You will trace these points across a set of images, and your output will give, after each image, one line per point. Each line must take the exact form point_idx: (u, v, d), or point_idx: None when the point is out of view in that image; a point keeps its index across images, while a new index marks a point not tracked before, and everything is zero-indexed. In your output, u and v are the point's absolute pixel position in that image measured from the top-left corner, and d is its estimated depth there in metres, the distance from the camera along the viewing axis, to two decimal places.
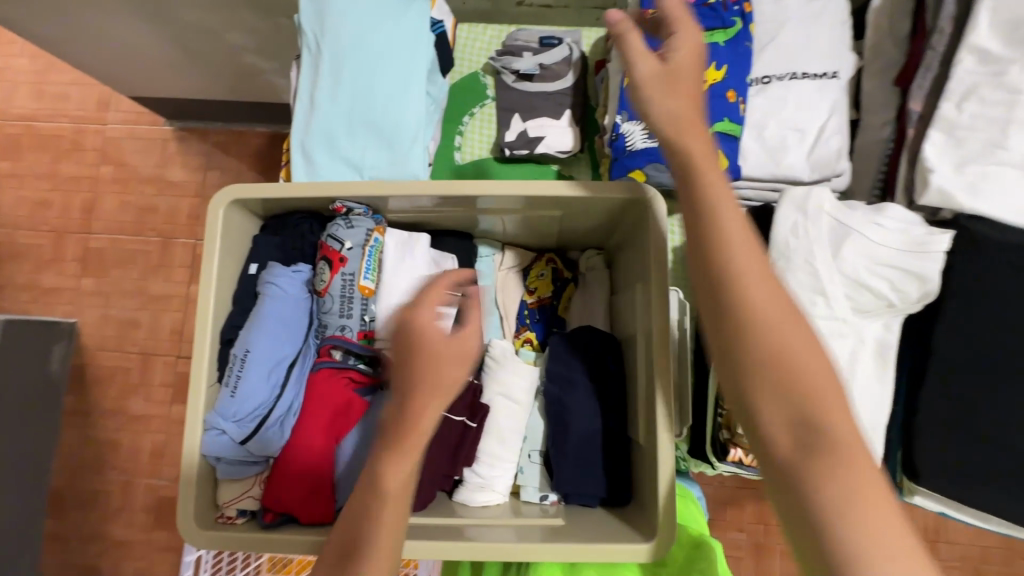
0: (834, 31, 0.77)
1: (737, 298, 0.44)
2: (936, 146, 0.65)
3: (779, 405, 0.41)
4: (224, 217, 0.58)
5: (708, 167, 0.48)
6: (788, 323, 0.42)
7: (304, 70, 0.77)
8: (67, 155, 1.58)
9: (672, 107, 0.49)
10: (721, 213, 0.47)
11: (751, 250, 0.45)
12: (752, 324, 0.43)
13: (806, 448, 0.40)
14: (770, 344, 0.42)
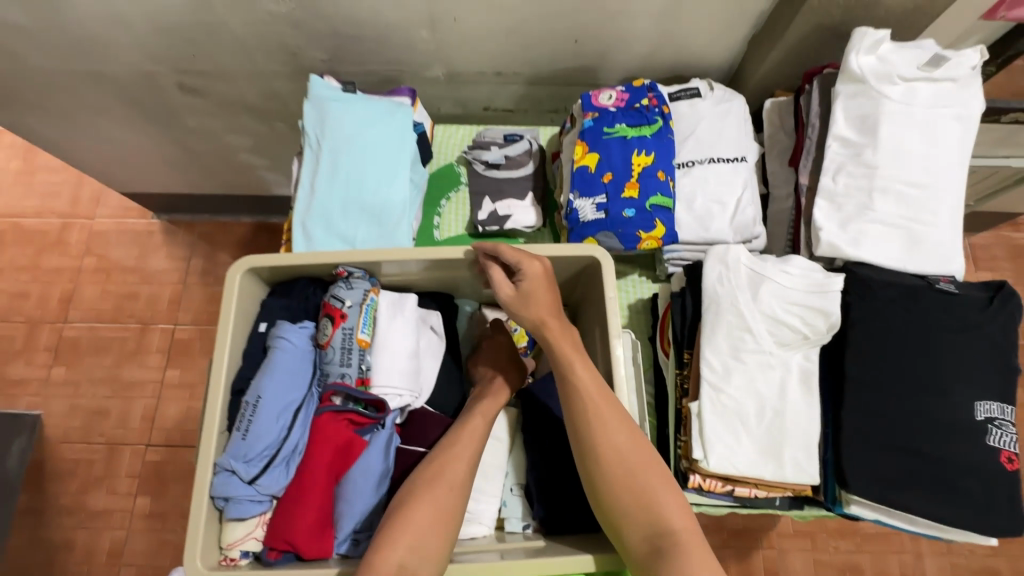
0: (738, 126, 0.97)
1: (589, 437, 0.61)
2: (823, 210, 0.82)
3: (625, 494, 0.59)
4: (240, 283, 0.68)
5: (570, 355, 0.64)
6: (629, 453, 0.60)
7: (306, 163, 0.91)
8: (51, 250, 1.82)
9: (536, 317, 0.66)
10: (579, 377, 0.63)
11: (606, 402, 0.62)
12: (600, 434, 0.61)
13: (650, 517, 0.58)
14: (617, 472, 0.59)
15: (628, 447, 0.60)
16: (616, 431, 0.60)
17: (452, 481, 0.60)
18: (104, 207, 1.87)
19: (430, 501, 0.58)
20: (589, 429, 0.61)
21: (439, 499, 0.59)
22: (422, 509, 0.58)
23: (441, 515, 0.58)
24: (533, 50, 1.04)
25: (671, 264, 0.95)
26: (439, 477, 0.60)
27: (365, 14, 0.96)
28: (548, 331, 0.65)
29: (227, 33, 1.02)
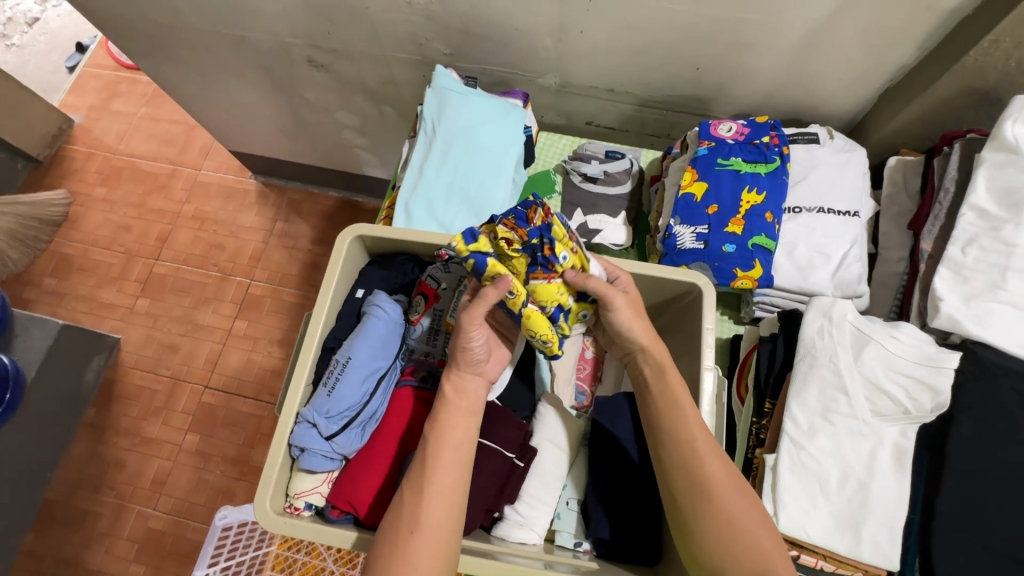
0: (857, 179, 0.92)
1: (689, 471, 0.61)
2: (945, 281, 0.76)
3: (718, 533, 0.58)
4: (347, 248, 0.71)
5: (682, 393, 0.64)
6: (731, 494, 0.60)
7: (418, 146, 0.94)
8: (159, 192, 1.98)
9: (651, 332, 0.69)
10: (680, 412, 0.64)
11: (707, 438, 0.62)
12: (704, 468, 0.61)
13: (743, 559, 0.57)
14: (719, 505, 0.59)
15: (732, 487, 0.60)
16: (719, 470, 0.61)
17: (452, 467, 0.57)
18: (211, 161, 2.02)
19: (435, 490, 0.55)
20: (694, 462, 0.61)
21: (440, 485, 0.56)
22: (428, 497, 0.55)
23: (452, 500, 0.56)
24: (651, 72, 1.04)
25: (759, 307, 0.92)
26: (436, 471, 0.56)
27: (497, 16, 0.99)
28: (659, 351, 0.67)
29: (364, 17, 1.08)
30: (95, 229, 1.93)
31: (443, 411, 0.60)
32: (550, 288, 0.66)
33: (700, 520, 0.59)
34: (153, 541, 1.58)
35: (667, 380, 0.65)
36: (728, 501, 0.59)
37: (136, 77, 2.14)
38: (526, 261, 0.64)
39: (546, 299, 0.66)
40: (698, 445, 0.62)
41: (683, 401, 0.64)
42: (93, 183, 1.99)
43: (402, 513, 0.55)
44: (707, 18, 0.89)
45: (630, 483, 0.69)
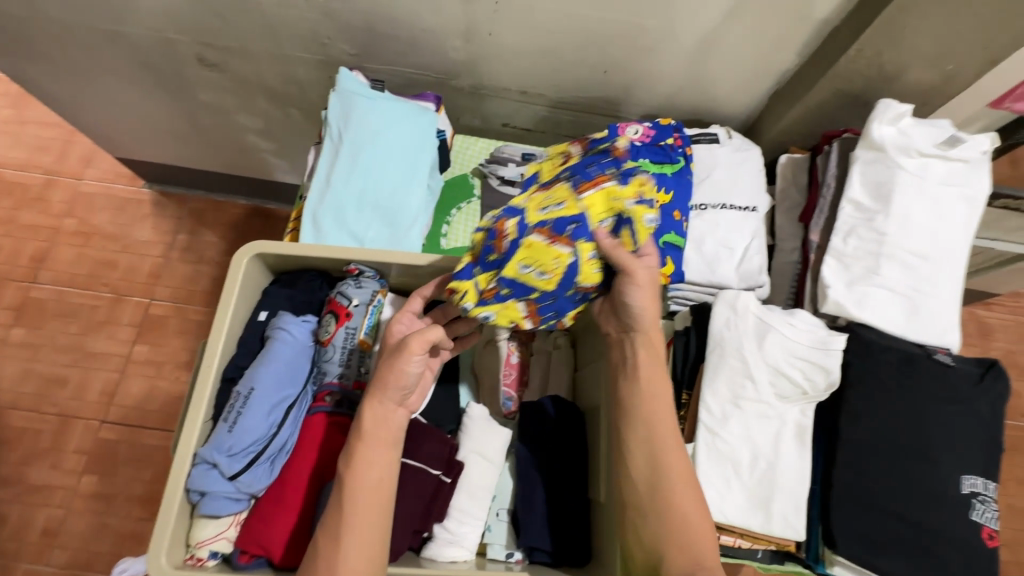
0: (755, 176, 0.99)
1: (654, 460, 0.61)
2: (831, 269, 0.83)
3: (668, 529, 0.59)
4: (245, 267, 0.65)
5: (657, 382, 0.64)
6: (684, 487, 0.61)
7: (324, 153, 0.89)
8: (32, 205, 1.75)
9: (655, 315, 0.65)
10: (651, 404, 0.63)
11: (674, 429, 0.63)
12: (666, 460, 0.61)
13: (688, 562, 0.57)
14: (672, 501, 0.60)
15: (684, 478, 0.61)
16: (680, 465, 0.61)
17: (369, 506, 0.55)
18: (94, 168, 1.81)
19: (352, 534, 0.53)
20: (657, 453, 0.62)
21: (358, 528, 0.53)
22: (344, 542, 0.53)
23: (372, 541, 0.54)
24: (561, 74, 1.05)
25: (674, 301, 0.96)
26: (355, 514, 0.54)
27: (401, 15, 0.96)
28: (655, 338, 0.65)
29: (258, 13, 1.00)
30: None
31: (358, 449, 0.56)
32: (603, 194, 0.60)
33: (650, 513, 0.60)
34: None
35: (658, 365, 0.65)
36: (681, 497, 0.60)
37: None
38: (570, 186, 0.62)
39: (602, 211, 0.61)
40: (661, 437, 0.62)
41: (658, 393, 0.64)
42: None
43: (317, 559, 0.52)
44: (609, 22, 0.91)
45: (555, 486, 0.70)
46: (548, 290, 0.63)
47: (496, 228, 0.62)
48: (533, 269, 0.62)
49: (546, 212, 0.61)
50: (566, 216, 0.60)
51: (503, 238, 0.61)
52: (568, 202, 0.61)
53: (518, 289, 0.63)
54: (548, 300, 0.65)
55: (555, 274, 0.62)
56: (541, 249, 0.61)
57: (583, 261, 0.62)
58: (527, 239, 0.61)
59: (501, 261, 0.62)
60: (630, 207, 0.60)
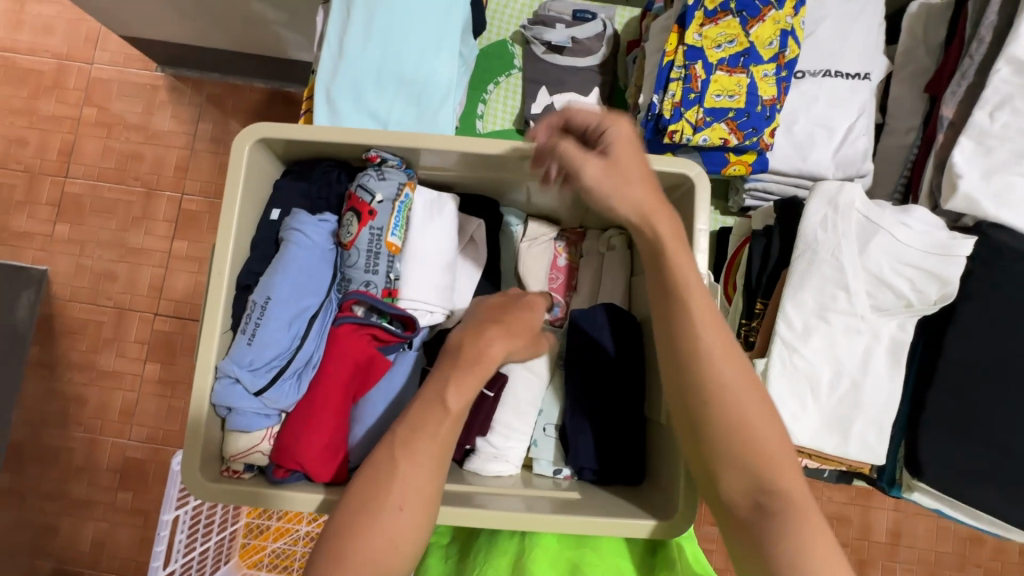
0: (871, 32, 0.78)
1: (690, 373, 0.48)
2: (965, 153, 0.66)
3: (734, 471, 0.46)
4: (251, 157, 0.55)
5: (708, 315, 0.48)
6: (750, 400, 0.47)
7: (333, 14, 0.73)
8: (49, 94, 1.66)
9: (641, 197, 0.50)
10: (724, 367, 0.47)
11: (716, 331, 0.48)
12: (711, 381, 0.47)
13: (766, 517, 0.44)
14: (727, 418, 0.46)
15: (747, 390, 0.47)
16: (774, 438, 0.46)
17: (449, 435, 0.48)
18: (103, 50, 1.67)
19: (417, 458, 0.45)
20: (692, 363, 0.48)
21: (424, 454, 0.45)
22: (405, 466, 0.45)
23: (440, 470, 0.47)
24: None
25: (750, 196, 0.81)
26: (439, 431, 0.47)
27: None
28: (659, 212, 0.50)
29: None
30: None
31: (461, 371, 0.49)
32: (767, 23, 0.72)
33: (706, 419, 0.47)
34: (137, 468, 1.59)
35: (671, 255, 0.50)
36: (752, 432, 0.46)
37: None
38: (736, 22, 0.72)
39: (768, 39, 0.72)
40: (744, 405, 0.47)
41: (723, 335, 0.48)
42: None
43: (374, 485, 0.44)
44: None
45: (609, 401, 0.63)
46: (741, 110, 0.72)
47: (686, 54, 0.72)
48: (724, 96, 0.72)
49: (721, 49, 0.72)
50: (739, 50, 0.72)
51: (696, 79, 0.72)
52: (737, 38, 0.72)
53: (714, 115, 0.72)
54: (744, 119, 0.72)
55: (742, 96, 0.72)
56: (728, 72, 0.72)
57: (759, 81, 0.72)
58: (712, 74, 0.72)
59: (701, 96, 0.72)
60: (791, 23, 0.72)
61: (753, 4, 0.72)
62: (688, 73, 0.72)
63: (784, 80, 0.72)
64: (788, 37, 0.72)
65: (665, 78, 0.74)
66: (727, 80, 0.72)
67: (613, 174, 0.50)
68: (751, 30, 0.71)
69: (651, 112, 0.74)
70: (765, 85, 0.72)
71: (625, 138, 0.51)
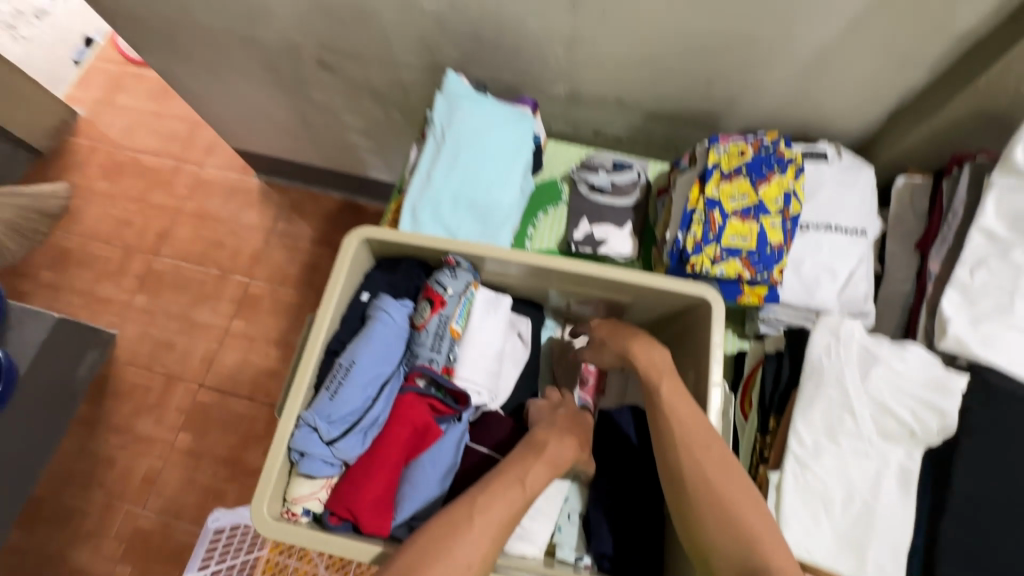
0: (864, 197, 0.93)
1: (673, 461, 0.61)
2: (953, 302, 0.76)
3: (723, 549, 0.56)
4: (355, 250, 0.70)
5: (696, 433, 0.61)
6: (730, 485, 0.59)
7: (426, 151, 0.94)
8: (161, 188, 1.97)
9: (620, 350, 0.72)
10: (706, 461, 0.60)
11: (699, 428, 0.62)
12: (697, 470, 0.60)
13: None
14: (708, 500, 0.58)
15: (728, 478, 0.59)
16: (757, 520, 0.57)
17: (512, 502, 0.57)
18: (214, 158, 2.01)
19: (490, 520, 0.55)
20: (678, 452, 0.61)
21: (496, 519, 0.55)
22: (480, 525, 0.54)
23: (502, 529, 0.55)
24: (662, 85, 1.03)
25: (763, 323, 0.91)
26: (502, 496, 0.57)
27: (510, 23, 0.98)
28: (636, 345, 0.70)
29: (375, 19, 1.07)
30: (94, 223, 1.93)
31: (543, 461, 0.62)
32: (773, 184, 0.88)
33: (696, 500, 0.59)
34: (142, 541, 1.57)
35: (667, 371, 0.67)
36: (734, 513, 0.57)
37: (142, 73, 2.13)
38: (747, 182, 0.88)
39: (774, 196, 0.88)
40: (728, 491, 0.58)
41: (713, 448, 0.61)
42: (95, 176, 1.98)
43: (446, 536, 0.53)
44: (722, 31, 0.89)
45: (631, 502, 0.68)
46: (753, 250, 0.86)
47: (706, 203, 0.87)
48: (738, 237, 0.86)
49: (735, 201, 0.88)
50: (750, 203, 0.87)
51: (714, 222, 0.86)
52: (748, 194, 0.88)
53: (730, 253, 0.86)
54: (755, 257, 0.85)
55: (753, 239, 0.86)
56: (741, 220, 0.87)
57: (768, 228, 0.86)
58: (728, 219, 0.87)
59: (719, 236, 0.86)
60: (792, 186, 0.88)
61: (761, 169, 0.89)
62: (708, 216, 0.87)
63: (789, 230, 0.87)
64: (790, 197, 0.88)
65: (689, 220, 0.89)
66: (740, 226, 0.86)
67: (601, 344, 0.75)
68: (759, 189, 0.87)
69: (676, 245, 0.89)
70: (773, 232, 0.86)
71: (599, 323, 0.76)
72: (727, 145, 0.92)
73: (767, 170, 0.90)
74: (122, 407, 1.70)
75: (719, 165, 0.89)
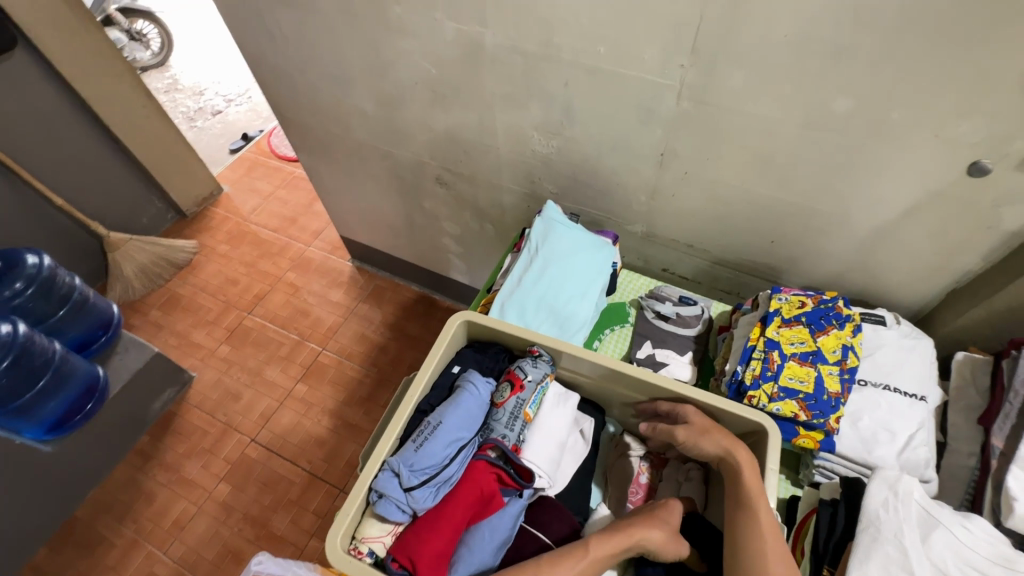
0: (926, 364, 0.96)
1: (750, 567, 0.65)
2: (1020, 481, 0.76)
3: None
4: (455, 328, 0.83)
5: (773, 543, 0.66)
6: None
7: (520, 260, 1.10)
8: (271, 257, 2.27)
9: (725, 448, 0.73)
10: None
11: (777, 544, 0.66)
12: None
13: None
14: None
15: None
16: None
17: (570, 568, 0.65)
18: (321, 240, 2.32)
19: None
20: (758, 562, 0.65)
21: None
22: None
23: None
24: (729, 238, 1.18)
25: (818, 471, 0.93)
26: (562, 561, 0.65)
27: (604, 171, 1.19)
28: (740, 452, 0.73)
29: (492, 155, 1.32)
30: (207, 277, 2.21)
31: (605, 535, 0.68)
32: (832, 336, 0.95)
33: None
34: None
35: (751, 485, 0.70)
36: None
37: (283, 167, 2.57)
38: (807, 330, 0.96)
39: (833, 347, 0.95)
40: None
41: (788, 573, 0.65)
42: (220, 239, 2.31)
43: None
44: (786, 202, 1.04)
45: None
46: (810, 393, 0.91)
47: (766, 342, 0.95)
48: (796, 380, 0.92)
49: (794, 345, 0.95)
50: (808, 349, 0.94)
51: (774, 361, 0.93)
52: (808, 341, 0.95)
53: (787, 393, 0.91)
54: (812, 401, 0.90)
55: (811, 383, 0.91)
56: (800, 364, 0.93)
57: (826, 376, 0.92)
58: (787, 361, 0.93)
59: (776, 374, 0.92)
60: (849, 341, 0.95)
61: (820, 321, 0.97)
62: (767, 355, 0.94)
63: (847, 381, 0.92)
64: (848, 350, 0.94)
65: (749, 357, 0.96)
66: (799, 369, 0.93)
67: (702, 433, 0.76)
68: (818, 338, 0.94)
69: (735, 377, 0.95)
70: (831, 381, 0.92)
71: (696, 411, 0.78)
72: (789, 296, 1.01)
73: (826, 323, 0.98)
74: (177, 446, 1.80)
75: (780, 311, 0.98)
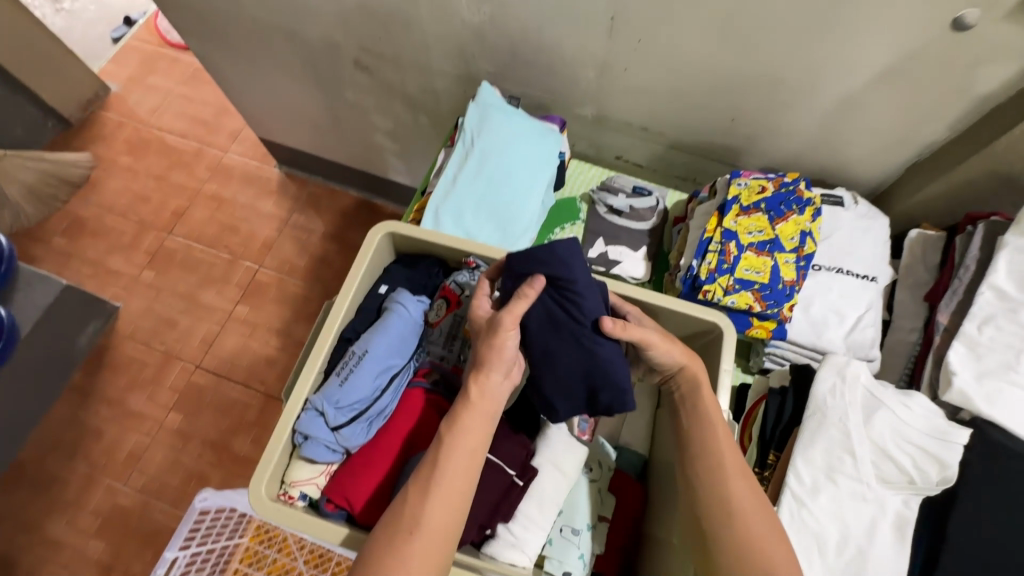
0: (880, 244, 0.93)
1: (705, 470, 0.64)
2: (958, 356, 0.76)
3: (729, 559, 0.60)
4: (378, 243, 0.72)
5: (727, 444, 0.66)
6: (755, 516, 0.62)
7: (454, 156, 0.96)
8: (183, 168, 1.99)
9: (682, 361, 0.70)
10: (730, 480, 0.64)
11: (729, 445, 0.66)
12: (713, 483, 0.64)
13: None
14: (734, 530, 0.61)
15: (750, 499, 0.63)
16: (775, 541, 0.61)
17: (463, 462, 0.59)
18: (238, 144, 2.03)
19: (445, 483, 0.58)
20: (713, 466, 0.65)
21: (455, 491, 0.58)
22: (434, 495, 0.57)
23: (463, 492, 0.58)
24: (689, 117, 1.06)
25: (769, 358, 0.92)
26: (455, 453, 0.59)
27: (550, 42, 1.01)
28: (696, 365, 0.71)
29: (417, 27, 1.10)
30: (111, 195, 1.94)
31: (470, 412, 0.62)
32: (790, 222, 0.90)
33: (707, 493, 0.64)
34: (121, 518, 1.54)
35: (701, 397, 0.69)
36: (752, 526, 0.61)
37: (178, 57, 2.16)
38: (765, 218, 0.90)
39: (790, 234, 0.90)
40: (739, 504, 0.63)
41: (740, 476, 0.64)
42: (119, 150, 2.00)
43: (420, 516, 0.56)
44: (752, 71, 0.92)
45: (564, 334, 0.66)
46: (766, 284, 0.87)
47: (723, 234, 0.89)
48: (751, 271, 0.87)
49: (752, 235, 0.89)
50: (766, 238, 0.89)
51: (730, 254, 0.87)
52: (765, 228, 0.90)
53: (743, 285, 0.87)
54: (767, 291, 0.87)
55: (767, 274, 0.87)
56: (756, 253, 0.88)
57: (782, 265, 0.88)
58: (743, 252, 0.88)
59: (732, 267, 0.87)
60: (808, 226, 0.90)
61: (778, 207, 0.91)
62: (724, 248, 0.88)
63: (802, 268, 0.88)
64: (806, 236, 0.90)
65: (704, 250, 0.90)
66: (756, 261, 0.88)
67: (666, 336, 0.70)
68: (777, 225, 0.88)
69: (690, 273, 0.89)
70: (787, 269, 0.88)
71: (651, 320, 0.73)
72: (749, 180, 0.93)
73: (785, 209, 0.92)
74: (116, 380, 1.69)
75: (739, 199, 0.91)
